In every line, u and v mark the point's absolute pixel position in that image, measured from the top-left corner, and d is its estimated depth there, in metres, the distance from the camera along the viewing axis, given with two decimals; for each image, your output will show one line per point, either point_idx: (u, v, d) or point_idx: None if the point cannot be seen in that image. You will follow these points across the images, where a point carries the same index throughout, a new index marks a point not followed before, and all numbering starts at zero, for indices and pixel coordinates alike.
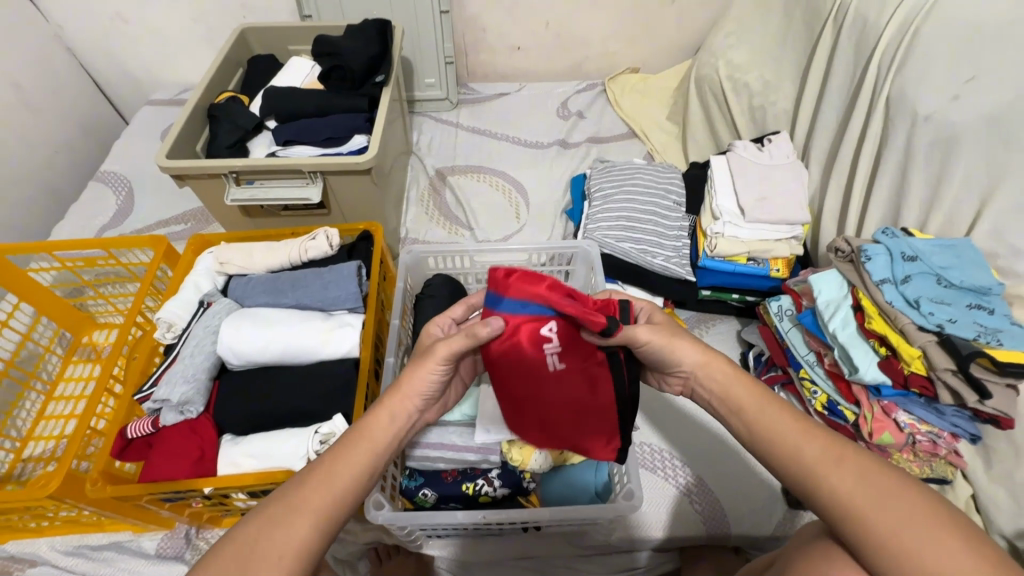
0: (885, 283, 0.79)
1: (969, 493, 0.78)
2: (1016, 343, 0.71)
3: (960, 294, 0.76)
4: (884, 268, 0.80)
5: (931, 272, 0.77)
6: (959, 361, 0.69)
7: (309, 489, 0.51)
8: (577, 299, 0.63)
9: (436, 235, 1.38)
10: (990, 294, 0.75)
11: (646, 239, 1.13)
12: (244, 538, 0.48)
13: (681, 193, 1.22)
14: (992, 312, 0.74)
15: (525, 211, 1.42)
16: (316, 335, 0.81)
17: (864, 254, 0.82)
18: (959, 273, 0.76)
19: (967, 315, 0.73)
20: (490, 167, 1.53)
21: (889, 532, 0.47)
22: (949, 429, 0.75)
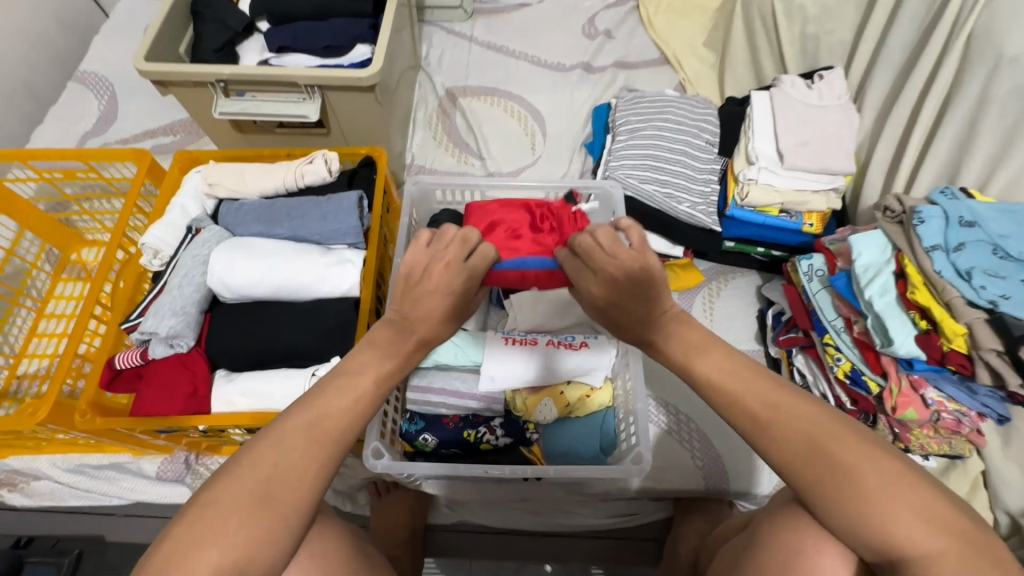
0: (935, 249, 0.72)
1: (980, 469, 0.77)
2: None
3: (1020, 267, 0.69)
4: (938, 233, 0.73)
5: (990, 241, 0.70)
6: (1008, 342, 0.64)
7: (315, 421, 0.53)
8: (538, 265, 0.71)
9: (445, 164, 1.28)
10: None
11: (672, 183, 1.04)
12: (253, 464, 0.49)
13: (715, 133, 1.11)
14: None
15: (541, 142, 1.31)
16: (312, 272, 0.76)
17: (917, 216, 0.74)
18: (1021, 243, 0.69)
19: None
20: (504, 90, 1.40)
21: (844, 490, 0.49)
22: (977, 408, 0.71)
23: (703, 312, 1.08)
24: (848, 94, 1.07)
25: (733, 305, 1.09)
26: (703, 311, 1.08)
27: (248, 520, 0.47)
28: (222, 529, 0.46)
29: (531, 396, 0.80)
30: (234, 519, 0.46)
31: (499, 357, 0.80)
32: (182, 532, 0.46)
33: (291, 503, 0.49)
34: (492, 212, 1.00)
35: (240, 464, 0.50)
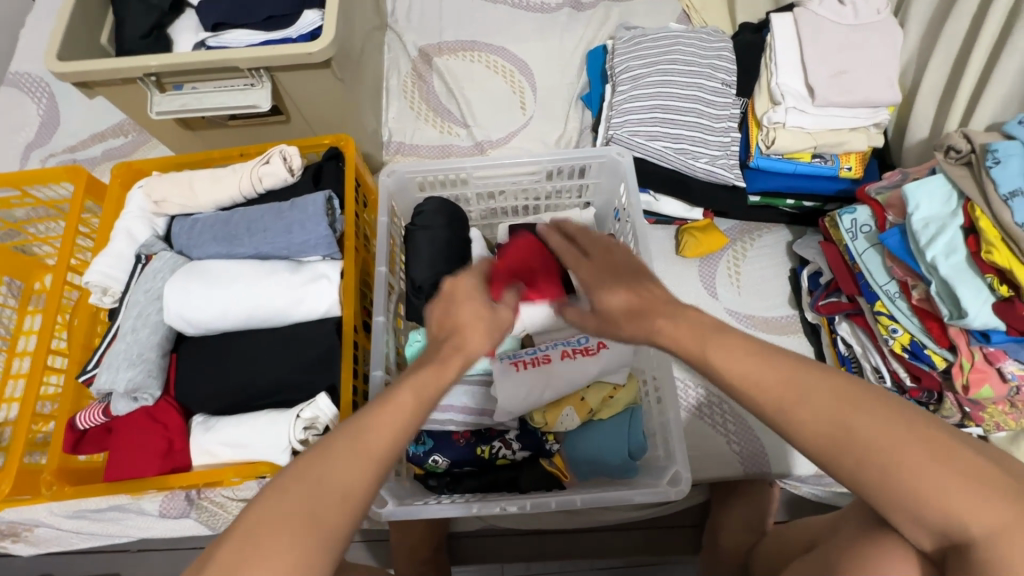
0: (1017, 196, 0.60)
1: None
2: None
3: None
4: (1016, 173, 0.61)
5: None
6: None
7: (370, 415, 0.44)
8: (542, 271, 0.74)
9: (427, 136, 1.14)
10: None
11: (687, 136, 0.90)
12: (298, 470, 0.41)
13: (731, 70, 0.96)
14: None
15: (531, 100, 1.16)
16: (284, 295, 0.66)
17: (992, 156, 0.63)
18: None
19: None
20: (485, 42, 1.23)
21: (863, 458, 0.41)
22: None
23: (729, 278, 0.97)
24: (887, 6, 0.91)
25: (761, 267, 0.98)
26: (729, 278, 0.97)
27: (292, 546, 0.38)
28: (271, 555, 0.38)
29: (550, 408, 0.73)
30: (276, 541, 0.38)
31: (513, 389, 0.71)
32: (225, 563, 0.37)
33: (336, 523, 0.39)
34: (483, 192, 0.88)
35: (285, 478, 0.41)
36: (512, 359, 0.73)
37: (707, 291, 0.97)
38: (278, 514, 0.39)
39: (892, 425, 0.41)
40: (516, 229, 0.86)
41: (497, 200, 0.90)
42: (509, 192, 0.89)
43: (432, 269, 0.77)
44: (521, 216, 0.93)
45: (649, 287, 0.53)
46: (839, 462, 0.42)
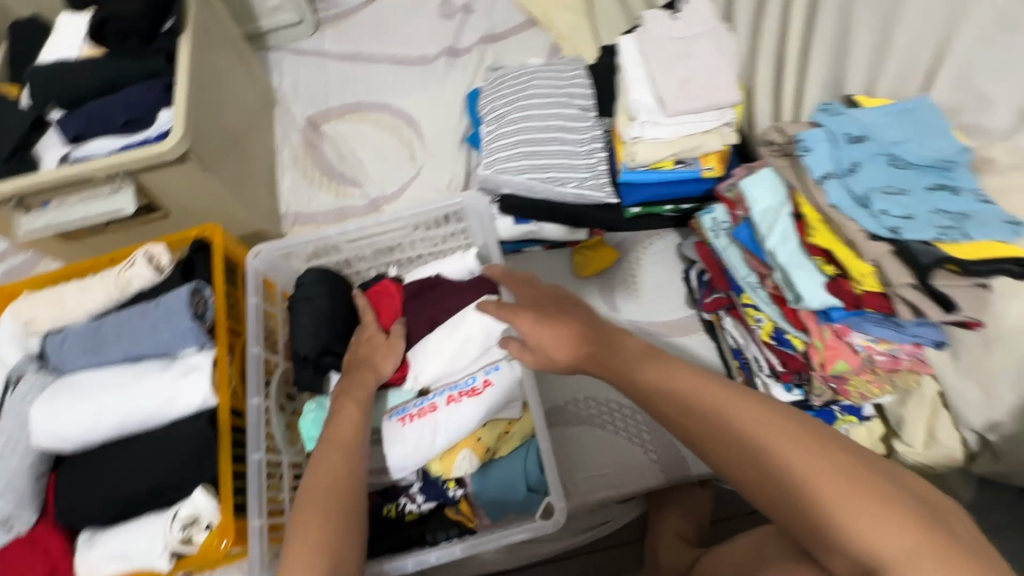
0: (829, 178, 0.64)
1: (937, 390, 0.75)
2: (985, 233, 0.58)
3: (920, 176, 0.63)
4: (827, 158, 0.65)
5: (884, 153, 0.64)
6: (918, 273, 0.56)
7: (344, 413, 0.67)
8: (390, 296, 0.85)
9: (323, 202, 1.17)
10: (952, 169, 0.63)
11: (552, 165, 0.93)
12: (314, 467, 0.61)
13: (587, 95, 1.00)
14: (957, 192, 0.62)
15: (420, 150, 1.20)
16: (155, 395, 0.66)
17: (801, 145, 0.67)
18: (909, 152, 0.64)
19: (927, 204, 0.61)
20: (370, 102, 1.27)
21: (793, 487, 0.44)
22: (909, 340, 0.64)
23: (627, 289, 1.00)
24: (717, 14, 0.97)
25: (656, 273, 1.01)
26: (627, 288, 1.00)
27: (326, 517, 0.56)
28: (315, 527, 0.56)
29: (447, 455, 0.73)
30: (317, 517, 0.56)
31: (403, 444, 0.71)
32: (295, 547, 0.55)
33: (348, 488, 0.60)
34: (364, 252, 0.90)
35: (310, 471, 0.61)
36: (399, 414, 0.73)
37: (607, 306, 0.99)
38: (314, 497, 0.58)
39: (818, 454, 0.44)
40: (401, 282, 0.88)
41: (381, 256, 0.92)
42: (390, 247, 0.91)
43: (315, 339, 0.77)
44: (409, 267, 0.95)
45: (611, 341, 0.57)
46: (768, 489, 0.46)
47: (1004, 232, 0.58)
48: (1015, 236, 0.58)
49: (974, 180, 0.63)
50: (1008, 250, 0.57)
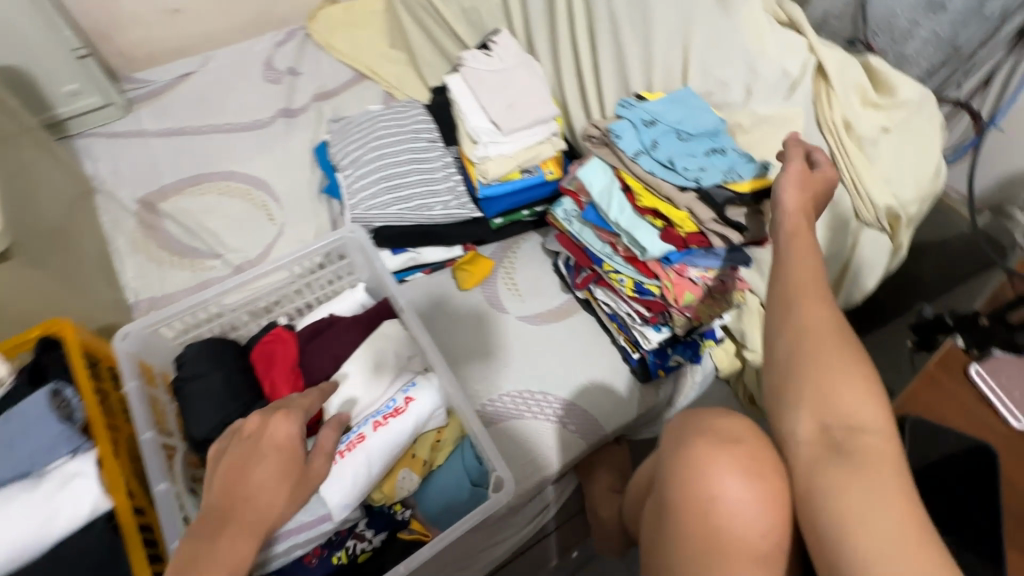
0: (641, 154, 0.81)
1: (759, 302, 0.96)
2: (751, 172, 0.79)
3: (701, 143, 0.82)
4: (635, 141, 0.83)
5: (674, 129, 0.83)
6: (716, 208, 0.75)
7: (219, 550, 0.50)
8: (285, 352, 0.83)
9: (179, 281, 1.08)
10: (721, 136, 0.84)
11: (416, 193, 1.01)
12: None
13: (432, 129, 1.11)
14: (727, 152, 0.81)
15: (277, 208, 1.19)
16: (28, 519, 0.57)
17: (614, 134, 0.84)
18: (690, 127, 0.84)
19: (711, 160, 0.80)
20: (210, 171, 1.23)
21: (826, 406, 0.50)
22: (729, 265, 0.81)
23: (509, 290, 1.09)
24: (522, 48, 1.15)
25: (531, 270, 1.12)
26: (509, 289, 1.09)
27: None
28: None
29: (385, 480, 0.74)
30: None
31: (337, 480, 0.69)
32: None
33: None
34: (246, 311, 0.88)
35: None
36: None
37: (496, 309, 1.07)
38: None
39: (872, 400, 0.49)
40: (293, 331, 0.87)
41: (266, 313, 0.91)
42: (274, 302, 0.91)
43: (218, 412, 0.74)
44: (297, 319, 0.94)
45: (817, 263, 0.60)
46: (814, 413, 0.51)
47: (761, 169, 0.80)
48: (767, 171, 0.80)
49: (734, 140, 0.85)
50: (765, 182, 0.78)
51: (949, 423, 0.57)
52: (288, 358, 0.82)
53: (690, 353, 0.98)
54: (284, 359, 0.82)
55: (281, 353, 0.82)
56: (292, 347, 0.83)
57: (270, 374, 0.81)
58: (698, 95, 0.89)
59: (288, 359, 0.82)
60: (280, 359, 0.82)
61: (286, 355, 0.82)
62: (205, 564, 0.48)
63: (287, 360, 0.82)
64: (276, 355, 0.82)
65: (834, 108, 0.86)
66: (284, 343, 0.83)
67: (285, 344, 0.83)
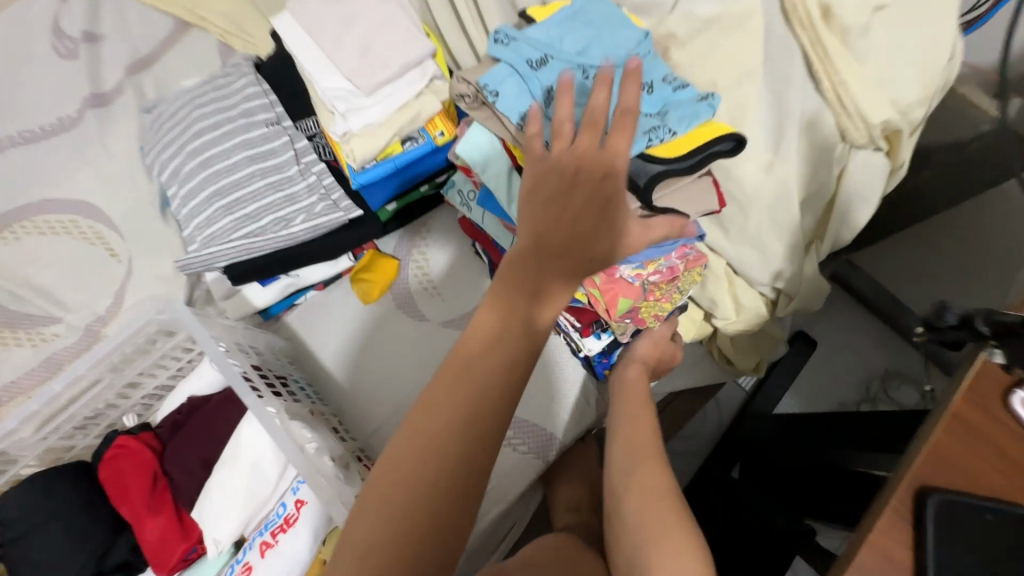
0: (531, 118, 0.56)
1: (724, 264, 0.77)
2: (688, 120, 0.56)
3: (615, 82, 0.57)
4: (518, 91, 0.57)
5: (573, 65, 0.57)
6: (641, 198, 0.55)
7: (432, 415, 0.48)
8: (138, 471, 0.65)
9: (18, 362, 0.87)
10: (643, 64, 0.59)
11: (269, 207, 0.76)
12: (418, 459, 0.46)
13: (271, 102, 0.82)
14: (650, 91, 0.58)
15: (119, 239, 0.94)
16: None
17: (489, 91, 0.58)
18: (598, 57, 0.59)
19: None
20: (19, 205, 0.95)
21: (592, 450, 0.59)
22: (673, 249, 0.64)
23: (425, 290, 0.87)
24: None
25: (447, 257, 0.89)
26: (425, 289, 0.87)
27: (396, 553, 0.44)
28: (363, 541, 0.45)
29: None
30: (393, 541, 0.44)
31: None
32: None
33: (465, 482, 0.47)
34: (67, 427, 0.67)
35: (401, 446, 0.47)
36: None
37: (413, 318, 0.86)
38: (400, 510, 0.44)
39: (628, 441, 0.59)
40: (133, 443, 0.67)
41: (101, 418, 0.70)
42: (103, 405, 0.69)
43: None
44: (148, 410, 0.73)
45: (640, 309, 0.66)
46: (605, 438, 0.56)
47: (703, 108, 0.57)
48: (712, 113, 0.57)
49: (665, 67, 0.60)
50: (711, 131, 0.57)
51: (990, 489, 0.38)
52: (143, 477, 0.65)
53: (644, 344, 0.80)
54: (137, 481, 0.65)
55: (131, 476, 0.65)
56: (147, 463, 0.66)
57: (123, 494, 0.65)
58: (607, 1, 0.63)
59: (143, 481, 0.65)
60: (134, 481, 0.65)
61: (139, 476, 0.65)
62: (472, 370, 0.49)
63: (144, 482, 0.65)
64: (127, 478, 0.65)
65: None
66: (131, 461, 0.66)
67: (133, 461, 0.66)
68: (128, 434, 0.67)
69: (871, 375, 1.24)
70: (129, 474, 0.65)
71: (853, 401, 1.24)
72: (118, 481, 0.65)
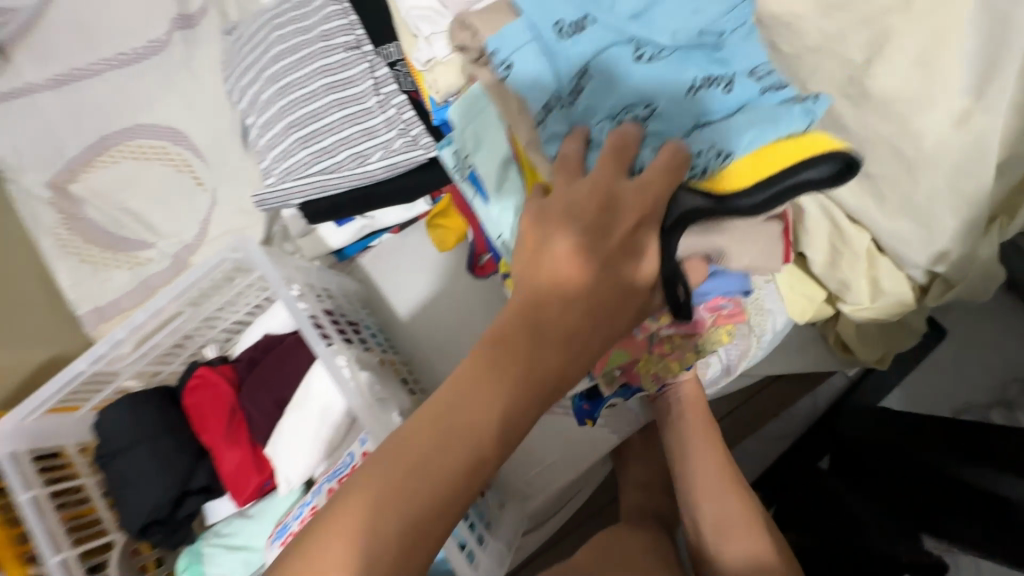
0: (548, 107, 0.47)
1: (869, 239, 0.63)
2: (759, 134, 0.41)
3: (677, 62, 0.46)
4: (535, 65, 0.48)
5: (622, 35, 0.47)
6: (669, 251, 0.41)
7: (396, 464, 0.36)
8: (219, 407, 0.67)
9: (118, 283, 0.91)
10: (724, 41, 0.48)
11: (346, 138, 0.70)
12: (380, 510, 0.35)
13: (353, 23, 0.75)
14: (727, 86, 0.45)
15: (204, 169, 0.94)
16: None
17: (499, 62, 0.49)
18: (659, 24, 0.47)
19: (684, 111, 0.44)
20: (117, 131, 0.97)
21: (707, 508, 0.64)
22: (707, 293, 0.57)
23: None
24: None
25: None
26: None
27: None
28: None
29: None
30: None
31: None
32: None
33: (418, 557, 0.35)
34: (150, 355, 0.67)
35: (359, 496, 0.35)
36: (282, 536, 0.61)
37: None
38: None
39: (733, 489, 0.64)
40: (218, 376, 0.68)
41: (181, 349, 0.71)
42: (183, 337, 0.69)
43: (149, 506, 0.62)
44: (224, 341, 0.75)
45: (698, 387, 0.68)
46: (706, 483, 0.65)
47: (789, 114, 0.41)
48: (809, 125, 0.41)
49: (755, 48, 0.48)
50: (795, 150, 0.40)
51: None
52: (226, 412, 0.67)
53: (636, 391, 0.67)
54: (220, 416, 0.67)
55: (214, 410, 0.67)
56: (228, 399, 0.67)
57: (204, 425, 0.67)
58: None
59: (226, 415, 0.67)
60: (216, 415, 0.67)
61: (222, 410, 0.67)
62: (465, 409, 0.37)
63: (226, 416, 0.67)
64: (209, 411, 0.67)
65: None
66: (213, 395, 0.67)
67: (216, 396, 0.67)
68: (212, 368, 0.68)
69: (1008, 380, 0.91)
70: (212, 408, 0.67)
71: (981, 405, 0.91)
72: (200, 412, 0.67)
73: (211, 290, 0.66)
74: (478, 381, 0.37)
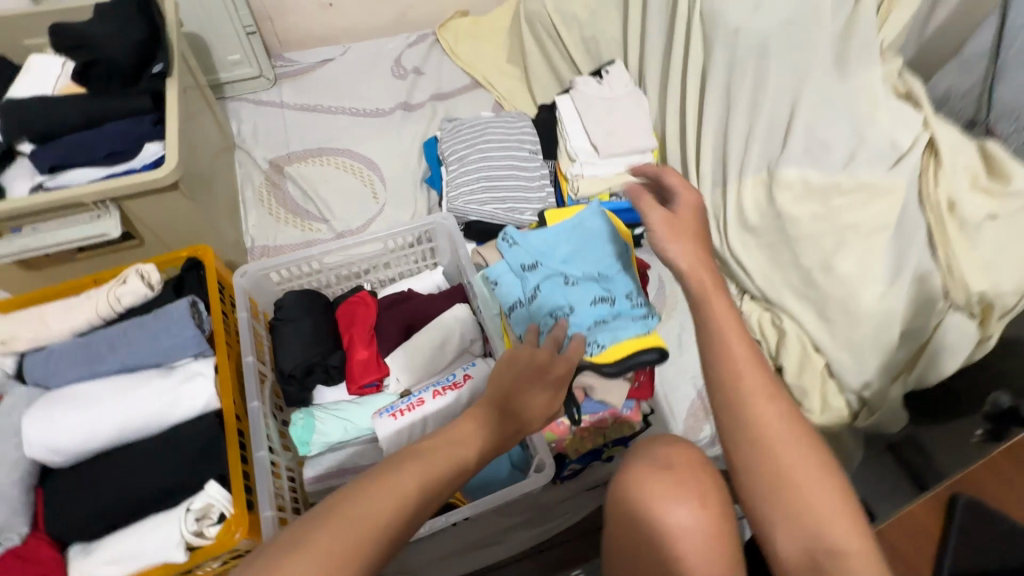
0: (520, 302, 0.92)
1: (823, 363, 0.97)
2: (625, 331, 0.88)
3: (583, 290, 0.91)
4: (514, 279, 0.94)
5: (556, 271, 0.93)
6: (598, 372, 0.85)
7: (433, 449, 0.54)
8: (363, 320, 0.92)
9: (288, 237, 1.24)
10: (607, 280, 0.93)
11: (511, 198, 1.11)
12: (410, 467, 0.51)
13: (536, 141, 1.19)
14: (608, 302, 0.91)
15: (381, 189, 1.32)
16: (158, 399, 0.75)
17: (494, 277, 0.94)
18: (574, 266, 0.94)
19: (590, 312, 0.89)
20: (331, 147, 1.38)
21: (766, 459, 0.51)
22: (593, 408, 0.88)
23: None
24: (632, 81, 1.23)
25: None
26: None
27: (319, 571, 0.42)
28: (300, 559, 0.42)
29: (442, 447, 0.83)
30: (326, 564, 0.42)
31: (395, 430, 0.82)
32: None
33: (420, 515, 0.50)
34: (338, 270, 0.98)
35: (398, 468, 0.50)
36: (390, 410, 0.83)
37: None
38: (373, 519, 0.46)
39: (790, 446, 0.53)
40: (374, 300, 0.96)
41: (353, 277, 1.01)
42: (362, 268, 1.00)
43: (297, 358, 0.86)
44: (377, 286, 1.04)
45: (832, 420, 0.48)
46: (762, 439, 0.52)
47: (636, 328, 0.89)
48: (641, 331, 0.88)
49: (627, 282, 0.93)
50: (637, 343, 0.87)
51: None
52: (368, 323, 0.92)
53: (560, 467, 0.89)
54: (363, 324, 0.92)
55: (361, 319, 0.92)
56: (371, 315, 0.93)
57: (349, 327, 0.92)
58: (604, 217, 0.98)
59: (367, 325, 0.92)
60: (361, 323, 0.92)
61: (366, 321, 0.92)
62: (473, 433, 0.58)
63: (368, 326, 0.92)
64: (357, 319, 0.92)
65: (938, 186, 0.83)
66: (362, 310, 0.93)
67: (365, 311, 0.93)
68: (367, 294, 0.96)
69: None
70: (359, 318, 0.92)
71: None
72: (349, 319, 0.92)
73: (401, 244, 0.99)
74: (477, 419, 0.60)
